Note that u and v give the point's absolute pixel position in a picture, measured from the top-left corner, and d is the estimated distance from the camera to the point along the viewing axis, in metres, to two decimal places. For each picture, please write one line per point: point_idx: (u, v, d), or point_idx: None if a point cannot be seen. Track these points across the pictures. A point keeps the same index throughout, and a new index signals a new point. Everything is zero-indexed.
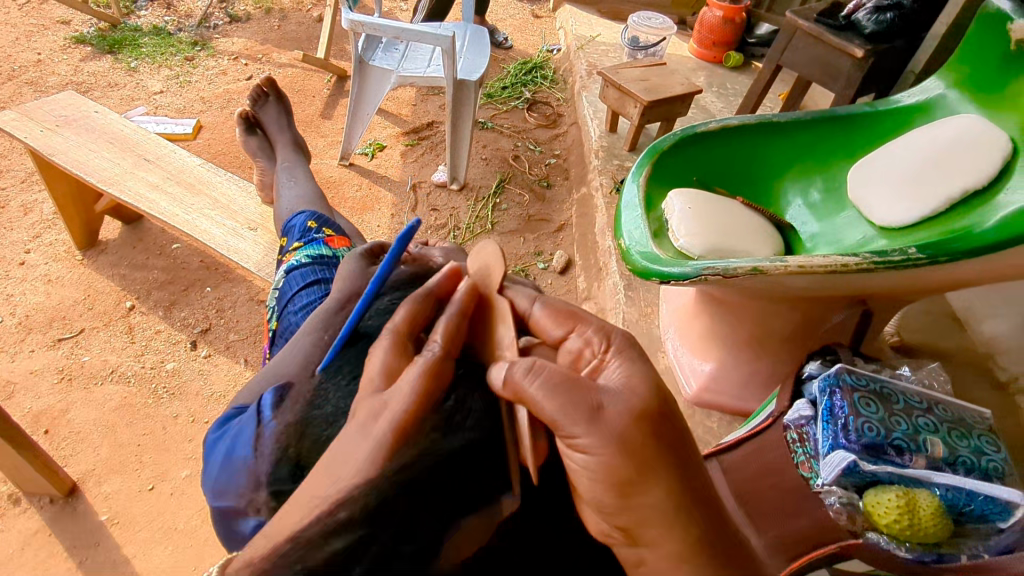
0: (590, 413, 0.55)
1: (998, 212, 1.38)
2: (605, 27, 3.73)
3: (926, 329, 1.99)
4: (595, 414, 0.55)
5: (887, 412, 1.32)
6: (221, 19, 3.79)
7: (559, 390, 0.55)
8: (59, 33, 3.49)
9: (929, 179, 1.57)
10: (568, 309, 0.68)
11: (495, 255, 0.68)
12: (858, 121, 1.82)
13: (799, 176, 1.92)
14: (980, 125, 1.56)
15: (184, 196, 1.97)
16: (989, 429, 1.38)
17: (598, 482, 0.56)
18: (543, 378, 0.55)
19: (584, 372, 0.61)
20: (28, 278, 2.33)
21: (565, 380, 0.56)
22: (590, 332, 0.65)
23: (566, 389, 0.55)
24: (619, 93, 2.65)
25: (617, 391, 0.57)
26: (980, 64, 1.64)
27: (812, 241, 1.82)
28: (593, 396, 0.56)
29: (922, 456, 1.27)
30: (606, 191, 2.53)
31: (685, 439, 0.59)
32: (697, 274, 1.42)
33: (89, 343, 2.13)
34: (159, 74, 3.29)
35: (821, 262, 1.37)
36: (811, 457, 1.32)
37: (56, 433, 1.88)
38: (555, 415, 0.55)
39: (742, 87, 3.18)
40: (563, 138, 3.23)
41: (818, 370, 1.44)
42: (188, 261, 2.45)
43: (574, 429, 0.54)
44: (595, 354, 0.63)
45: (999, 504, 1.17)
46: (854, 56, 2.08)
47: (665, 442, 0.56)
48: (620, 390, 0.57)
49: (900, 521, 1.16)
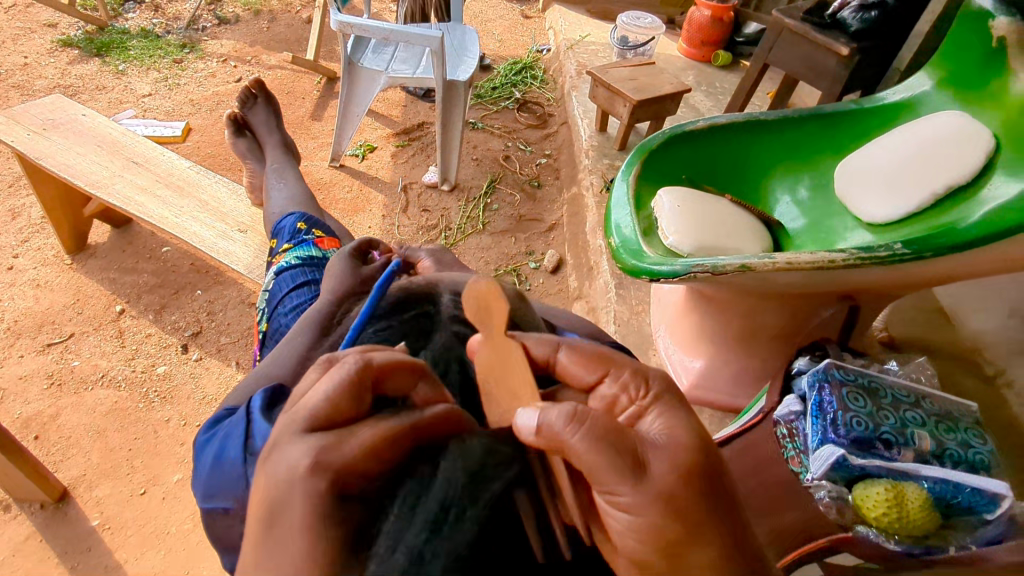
0: (635, 469, 0.55)
1: (982, 207, 1.40)
2: (595, 27, 3.74)
3: (916, 324, 2.01)
4: (641, 471, 0.55)
5: (875, 405, 1.34)
6: (209, 21, 3.77)
7: (602, 445, 0.54)
8: (46, 36, 3.47)
9: (915, 176, 1.58)
10: (597, 352, 0.69)
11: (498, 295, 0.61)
12: (845, 119, 1.83)
13: (787, 174, 1.93)
14: (964, 121, 1.57)
15: (173, 199, 1.97)
16: (976, 423, 1.39)
17: (641, 543, 0.56)
18: (584, 430, 0.54)
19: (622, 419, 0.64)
20: (16, 283, 2.32)
21: (608, 433, 0.55)
22: (625, 376, 0.67)
23: (609, 444, 0.55)
24: (608, 92, 2.66)
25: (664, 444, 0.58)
26: (962, 61, 1.65)
27: (801, 238, 1.83)
28: (637, 449, 0.56)
29: (910, 450, 1.28)
30: (596, 190, 2.54)
31: (731, 494, 0.59)
32: (686, 272, 1.43)
33: (79, 347, 2.11)
34: (148, 77, 3.27)
35: (808, 258, 1.38)
36: (800, 452, 1.34)
37: (47, 438, 1.87)
38: (597, 467, 0.54)
39: (731, 85, 3.20)
40: (553, 138, 3.24)
41: (807, 366, 1.45)
42: (179, 264, 2.44)
43: (619, 486, 0.55)
44: (632, 400, 0.65)
45: (986, 496, 1.18)
46: (840, 55, 2.10)
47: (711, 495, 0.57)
48: (668, 443, 0.58)
49: (888, 514, 1.17)
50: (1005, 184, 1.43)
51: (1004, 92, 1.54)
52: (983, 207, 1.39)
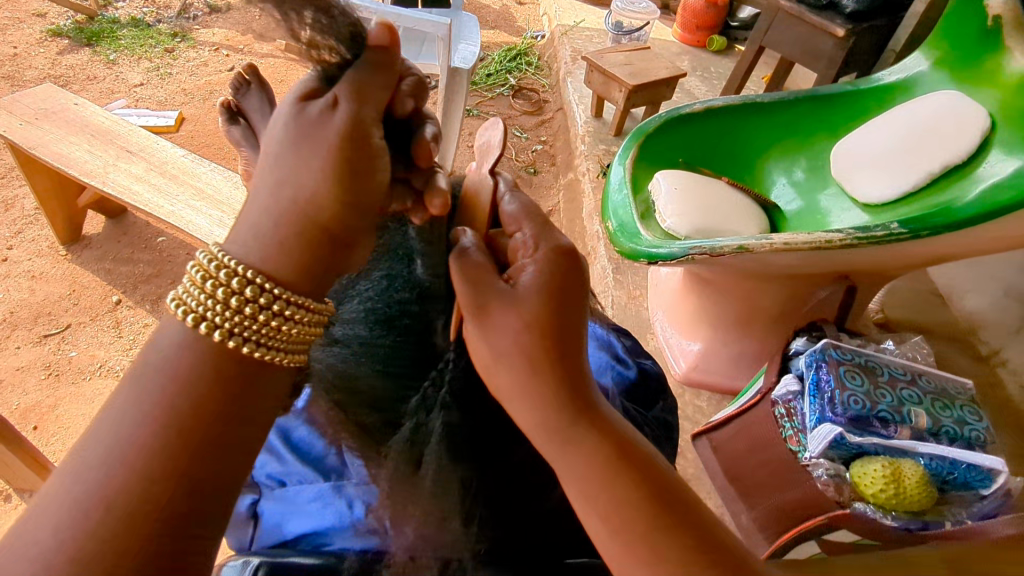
0: (476, 309, 0.57)
1: (979, 185, 1.42)
2: (589, 11, 3.73)
3: (912, 304, 2.00)
4: (481, 311, 0.57)
5: (872, 384, 1.35)
6: (200, 9, 3.72)
7: (463, 281, 0.58)
8: (36, 26, 3.44)
9: (911, 151, 1.59)
10: (472, 300, 0.57)
11: (479, 294, 0.57)
12: (842, 98, 1.84)
13: (783, 155, 1.91)
14: (962, 102, 1.58)
15: (168, 187, 1.96)
16: (971, 400, 1.40)
17: (529, 411, 0.56)
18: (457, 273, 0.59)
19: (506, 271, 0.61)
20: (12, 275, 2.31)
21: (470, 275, 0.58)
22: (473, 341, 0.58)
23: (466, 281, 0.58)
24: (604, 78, 2.65)
25: (515, 294, 0.57)
26: (957, 41, 1.66)
27: (795, 220, 1.82)
28: (483, 294, 0.57)
29: (907, 427, 1.29)
30: (594, 175, 2.56)
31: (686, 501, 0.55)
32: (684, 254, 1.43)
33: (76, 338, 2.11)
34: (139, 67, 3.24)
35: (806, 238, 1.38)
36: (798, 431, 1.34)
37: (46, 428, 1.87)
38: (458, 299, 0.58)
39: (726, 70, 3.20)
40: (549, 124, 3.26)
41: (805, 346, 1.46)
42: (175, 253, 2.42)
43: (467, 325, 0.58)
44: (524, 255, 0.61)
45: (982, 472, 1.20)
46: (836, 36, 2.09)
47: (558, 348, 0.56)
48: (567, 283, 0.59)
49: (886, 490, 1.19)
50: (1001, 162, 1.45)
51: (999, 71, 1.56)
52: (981, 185, 1.42)
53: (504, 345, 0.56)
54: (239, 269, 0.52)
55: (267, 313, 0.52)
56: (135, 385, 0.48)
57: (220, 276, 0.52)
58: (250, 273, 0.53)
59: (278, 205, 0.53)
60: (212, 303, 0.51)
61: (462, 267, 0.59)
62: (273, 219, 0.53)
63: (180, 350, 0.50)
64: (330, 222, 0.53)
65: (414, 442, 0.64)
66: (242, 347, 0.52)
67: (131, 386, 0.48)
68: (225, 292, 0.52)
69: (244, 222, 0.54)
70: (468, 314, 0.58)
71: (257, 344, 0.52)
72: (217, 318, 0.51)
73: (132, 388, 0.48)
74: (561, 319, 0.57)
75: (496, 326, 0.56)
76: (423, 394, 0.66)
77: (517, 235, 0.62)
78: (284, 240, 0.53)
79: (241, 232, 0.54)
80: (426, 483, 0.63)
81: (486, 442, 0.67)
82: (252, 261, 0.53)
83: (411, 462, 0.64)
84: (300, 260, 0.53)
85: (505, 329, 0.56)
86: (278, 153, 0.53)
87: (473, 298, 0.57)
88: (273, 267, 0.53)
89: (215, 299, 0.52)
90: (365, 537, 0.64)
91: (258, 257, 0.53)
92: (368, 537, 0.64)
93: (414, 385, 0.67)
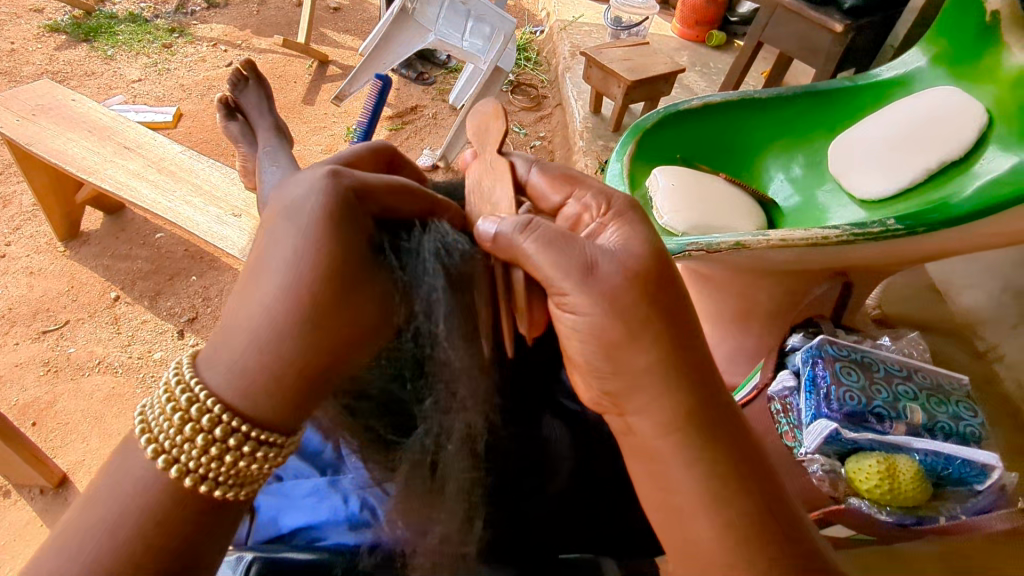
0: (584, 270, 0.64)
1: (976, 182, 1.42)
2: (588, 6, 3.71)
3: (910, 300, 2.01)
4: (589, 270, 0.64)
5: (868, 380, 1.35)
6: (198, 5, 3.71)
7: (551, 246, 0.63)
8: (33, 21, 3.43)
9: (915, 143, 1.59)
10: (576, 259, 0.64)
11: (574, 260, 0.64)
12: (841, 94, 1.83)
13: (780, 151, 1.92)
14: (959, 96, 1.58)
15: (166, 183, 1.96)
16: (967, 396, 1.40)
17: (648, 352, 0.66)
18: (535, 236, 0.63)
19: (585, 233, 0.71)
20: (10, 271, 2.31)
21: (558, 238, 0.64)
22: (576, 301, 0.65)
23: (557, 245, 0.63)
24: (602, 73, 2.65)
25: (617, 248, 0.67)
26: (958, 37, 1.65)
27: (792, 216, 1.83)
28: (587, 255, 0.65)
29: (901, 423, 1.30)
30: (591, 171, 2.57)
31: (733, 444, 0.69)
32: (680, 250, 1.43)
33: (75, 334, 2.12)
34: (137, 63, 3.23)
35: (803, 236, 1.37)
36: (794, 427, 1.35)
37: (44, 424, 1.88)
38: (549, 267, 0.63)
39: (725, 65, 3.19)
40: (547, 120, 3.25)
41: (801, 342, 1.47)
42: (173, 249, 2.42)
43: (566, 285, 0.64)
44: (594, 217, 0.73)
45: (976, 467, 1.21)
46: (834, 32, 2.08)
47: (651, 305, 0.66)
48: (642, 232, 0.70)
49: (880, 485, 1.20)
50: (998, 158, 1.45)
51: (997, 67, 1.56)
52: (978, 181, 1.42)
53: (614, 300, 0.65)
54: (210, 406, 0.53)
55: (241, 453, 0.53)
56: (92, 535, 0.51)
57: (189, 410, 0.53)
58: (220, 410, 0.53)
59: (258, 344, 0.53)
60: (180, 443, 0.52)
61: (538, 240, 0.63)
62: (256, 359, 0.53)
63: (142, 489, 0.52)
64: (319, 368, 0.55)
65: (427, 446, 0.64)
66: (207, 487, 0.53)
67: (97, 517, 0.51)
68: (196, 431, 0.53)
69: (217, 357, 0.54)
70: (564, 279, 0.63)
71: (217, 481, 0.54)
72: (186, 459, 0.53)
73: (95, 527, 0.51)
74: (659, 272, 0.68)
75: (617, 283, 0.65)
76: (437, 397, 0.64)
77: (584, 203, 0.74)
78: (270, 383, 0.53)
79: (221, 359, 0.54)
80: (446, 490, 0.65)
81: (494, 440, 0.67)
82: (223, 397, 0.53)
83: (427, 468, 0.65)
84: (281, 403, 0.55)
85: (626, 290, 0.65)
86: (272, 293, 0.53)
87: (574, 264, 0.64)
88: (252, 407, 0.54)
89: (184, 438, 0.53)
90: (358, 531, 0.70)
91: (234, 394, 0.53)
92: (363, 529, 0.70)
93: (425, 385, 0.64)
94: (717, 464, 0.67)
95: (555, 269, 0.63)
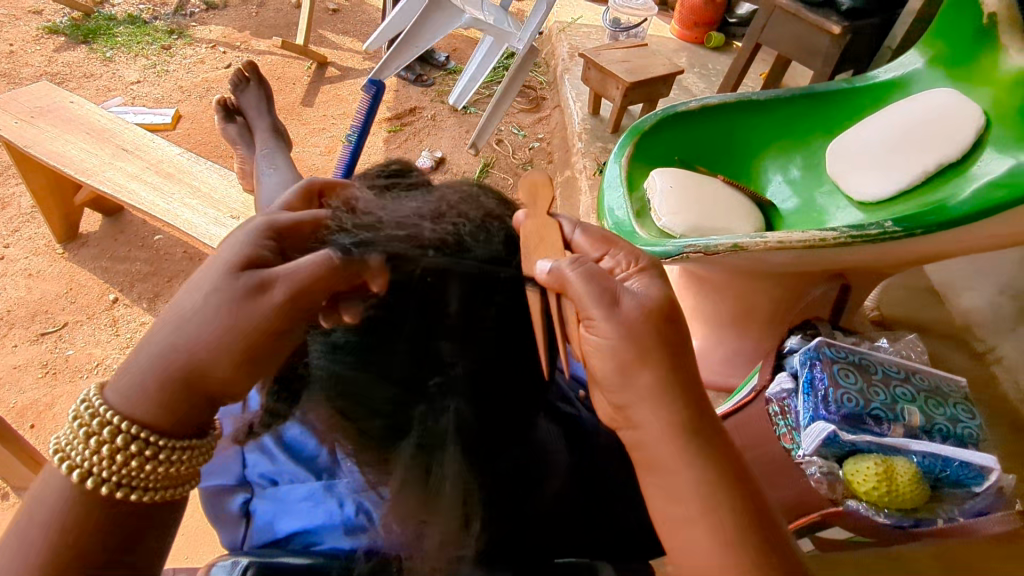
0: (611, 303, 0.66)
1: (974, 184, 1.42)
2: (587, 8, 3.71)
3: (908, 301, 2.01)
4: (615, 304, 0.66)
5: (866, 382, 1.35)
6: (197, 6, 3.72)
7: (591, 279, 0.65)
8: (32, 23, 3.44)
9: (914, 145, 1.58)
10: (608, 290, 0.66)
11: (609, 295, 0.66)
12: (838, 97, 1.83)
13: (778, 153, 1.92)
14: (958, 99, 1.57)
15: (164, 185, 1.96)
16: (965, 397, 1.40)
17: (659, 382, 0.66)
18: (580, 270, 0.65)
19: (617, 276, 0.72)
20: (9, 273, 2.31)
21: (597, 275, 0.66)
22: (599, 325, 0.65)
23: (596, 280, 0.65)
24: (601, 75, 2.65)
25: (642, 293, 0.69)
26: (955, 39, 1.65)
27: (790, 218, 1.83)
28: (615, 292, 0.67)
29: (899, 425, 1.30)
30: (590, 173, 2.57)
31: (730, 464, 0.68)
32: (678, 252, 1.43)
33: (73, 336, 2.12)
34: (136, 64, 3.23)
35: (800, 237, 1.37)
36: (792, 429, 1.36)
37: (42, 427, 1.87)
38: (586, 297, 0.65)
39: (724, 66, 3.19)
40: (546, 122, 3.25)
41: (799, 344, 1.47)
42: (171, 251, 2.42)
43: (593, 313, 0.65)
44: (624, 268, 0.73)
45: (973, 469, 1.21)
46: (832, 33, 2.09)
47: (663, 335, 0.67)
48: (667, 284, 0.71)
49: (878, 487, 1.19)
50: (996, 160, 1.45)
51: (994, 69, 1.56)
52: (976, 183, 1.42)
53: (632, 329, 0.65)
54: (120, 425, 0.61)
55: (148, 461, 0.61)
56: (22, 537, 0.60)
57: (95, 427, 0.61)
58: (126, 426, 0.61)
59: (159, 368, 0.61)
60: (92, 459, 0.61)
61: (582, 275, 0.65)
62: (156, 382, 0.61)
63: (58, 500, 0.61)
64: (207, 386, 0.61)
65: (422, 446, 0.64)
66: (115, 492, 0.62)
67: (23, 522, 0.61)
68: (106, 448, 0.61)
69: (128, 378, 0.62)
70: (599, 308, 0.65)
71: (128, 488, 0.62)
72: (98, 471, 0.61)
73: (22, 532, 0.60)
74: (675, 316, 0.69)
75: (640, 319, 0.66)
76: (429, 399, 0.63)
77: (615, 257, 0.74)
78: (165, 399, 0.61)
79: (126, 380, 0.62)
80: (443, 491, 0.65)
81: (490, 441, 0.66)
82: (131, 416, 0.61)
83: (422, 468, 0.65)
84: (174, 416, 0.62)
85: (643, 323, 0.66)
86: (179, 324, 0.61)
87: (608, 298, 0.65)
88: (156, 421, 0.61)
89: (94, 452, 0.61)
90: (354, 535, 0.71)
91: (142, 413, 0.61)
92: (357, 533, 0.72)
93: (415, 391, 0.63)
94: (712, 468, 0.67)
95: (592, 300, 0.65)
